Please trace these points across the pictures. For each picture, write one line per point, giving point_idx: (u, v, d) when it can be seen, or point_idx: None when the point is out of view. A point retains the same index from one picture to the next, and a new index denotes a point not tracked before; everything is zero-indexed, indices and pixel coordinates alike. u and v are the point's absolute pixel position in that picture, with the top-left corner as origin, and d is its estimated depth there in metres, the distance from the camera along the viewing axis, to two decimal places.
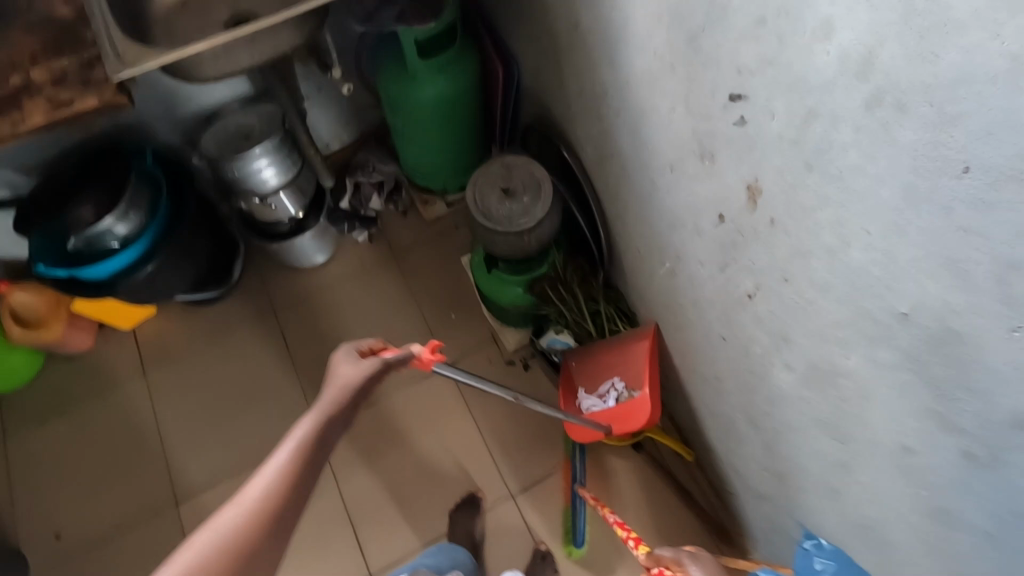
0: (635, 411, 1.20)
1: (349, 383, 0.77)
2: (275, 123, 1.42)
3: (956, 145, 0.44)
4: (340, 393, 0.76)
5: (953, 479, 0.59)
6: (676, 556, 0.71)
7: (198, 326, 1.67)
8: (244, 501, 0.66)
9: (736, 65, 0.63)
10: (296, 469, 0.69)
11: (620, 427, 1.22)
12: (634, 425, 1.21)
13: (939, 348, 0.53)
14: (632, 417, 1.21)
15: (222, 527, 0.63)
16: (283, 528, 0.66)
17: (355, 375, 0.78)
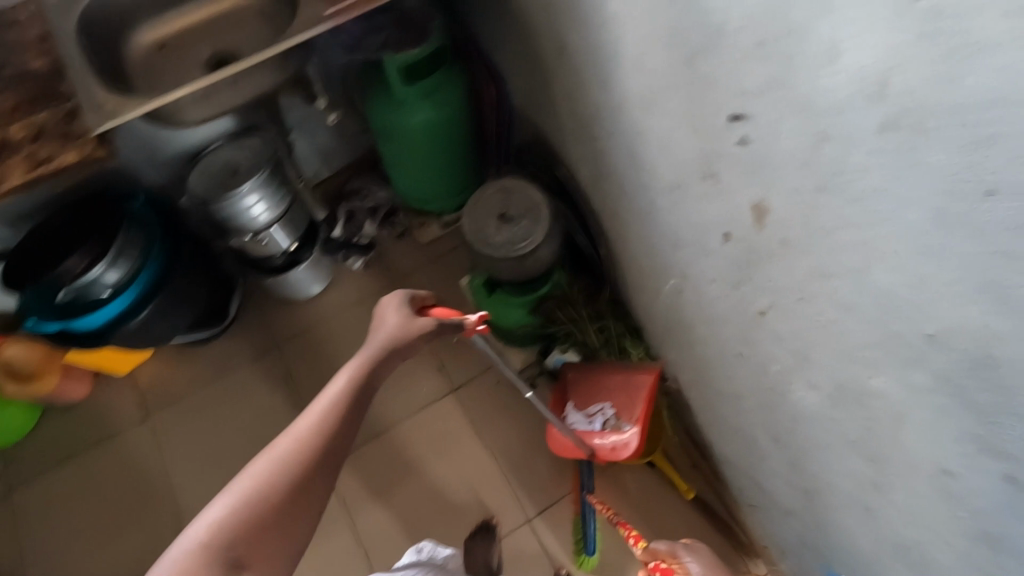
0: (620, 438, 1.19)
1: (392, 337, 0.86)
2: (263, 158, 1.39)
3: (985, 167, 0.41)
4: (384, 346, 0.84)
5: (997, 502, 0.56)
6: (671, 550, 0.93)
7: (197, 367, 1.64)
8: (298, 430, 0.72)
9: (738, 86, 0.61)
10: (345, 404, 0.76)
11: (600, 450, 1.21)
12: (615, 452, 1.20)
13: (977, 371, 0.51)
14: (615, 444, 1.19)
15: (281, 448, 0.69)
16: (334, 453, 0.71)
17: (399, 333, 0.86)
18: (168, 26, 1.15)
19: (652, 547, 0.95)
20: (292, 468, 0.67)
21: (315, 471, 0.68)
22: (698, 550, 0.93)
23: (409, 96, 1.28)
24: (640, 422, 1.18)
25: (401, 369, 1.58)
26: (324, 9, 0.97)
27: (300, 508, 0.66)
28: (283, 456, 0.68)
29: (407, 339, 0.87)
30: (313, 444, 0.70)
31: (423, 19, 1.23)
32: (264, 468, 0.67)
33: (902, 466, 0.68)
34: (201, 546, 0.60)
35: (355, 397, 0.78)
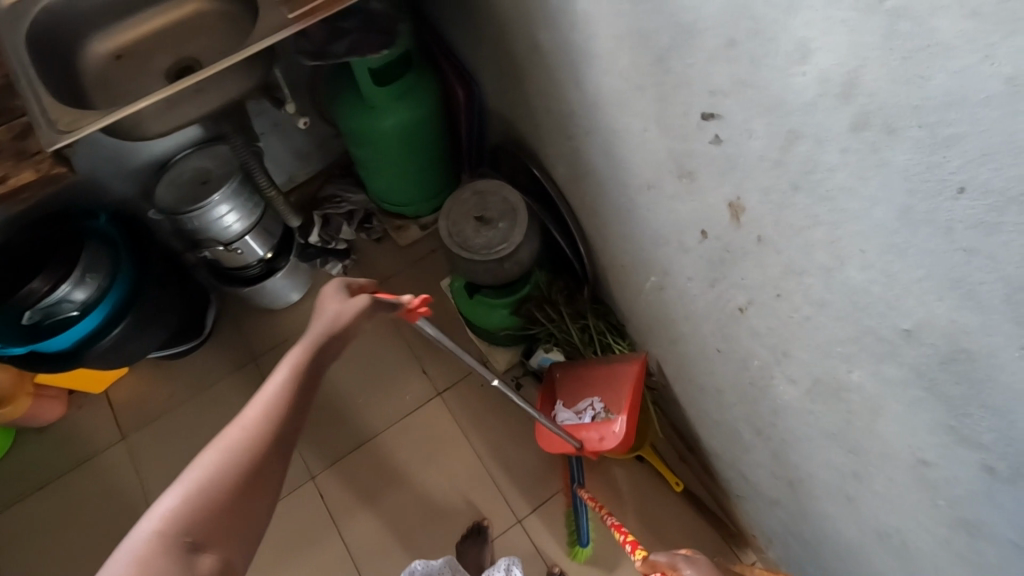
0: (609, 430, 1.19)
1: (337, 321, 0.79)
2: (233, 166, 1.36)
3: (951, 166, 0.41)
4: (329, 329, 0.78)
5: (972, 491, 0.57)
6: (672, 561, 0.85)
7: (175, 381, 1.60)
8: (245, 421, 0.68)
9: (708, 86, 0.61)
10: (292, 390, 0.72)
11: (591, 443, 1.20)
12: (606, 444, 1.19)
13: (950, 366, 0.51)
14: (605, 435, 1.19)
15: (229, 442, 0.66)
16: (285, 438, 0.69)
17: (343, 315, 0.80)
18: (126, 34, 1.11)
19: (649, 558, 0.87)
20: (243, 461, 0.65)
21: (267, 459, 0.66)
22: (700, 561, 0.85)
23: (378, 99, 1.26)
24: (627, 411, 1.17)
25: (385, 374, 1.57)
26: (286, 14, 0.94)
27: (254, 499, 0.64)
28: (232, 451, 0.65)
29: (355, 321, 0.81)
30: (262, 433, 0.67)
31: (391, 21, 1.20)
32: (212, 464, 0.64)
33: (880, 457, 0.68)
34: (156, 536, 0.58)
35: (304, 380, 0.74)
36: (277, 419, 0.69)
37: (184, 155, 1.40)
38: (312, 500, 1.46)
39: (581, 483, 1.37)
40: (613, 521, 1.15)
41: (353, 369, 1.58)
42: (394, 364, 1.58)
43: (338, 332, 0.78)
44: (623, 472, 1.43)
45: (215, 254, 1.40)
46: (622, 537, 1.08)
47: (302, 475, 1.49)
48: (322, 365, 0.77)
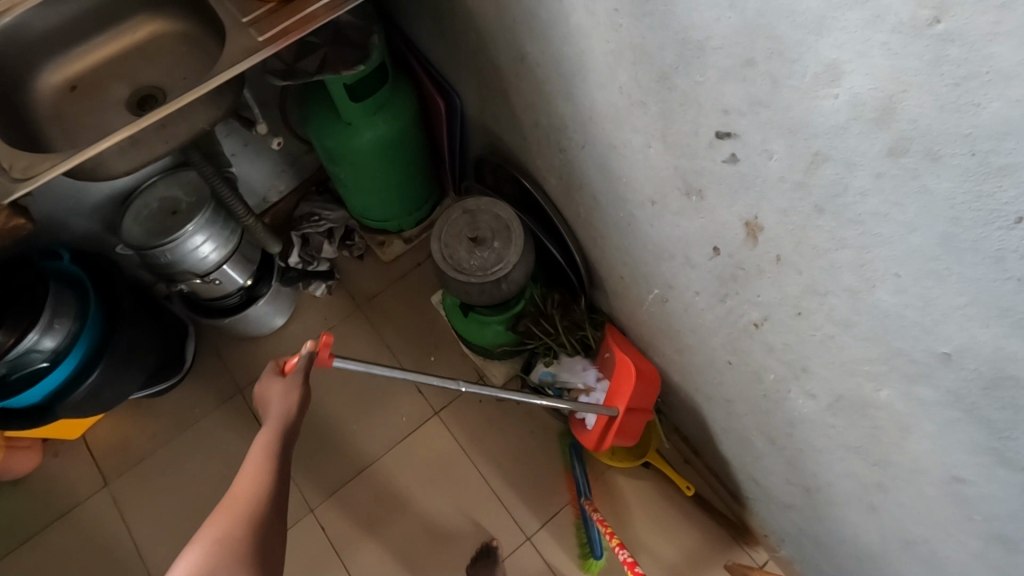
0: (623, 379, 1.15)
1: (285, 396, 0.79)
2: (204, 194, 1.29)
3: (1004, 195, 0.39)
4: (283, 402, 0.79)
5: (1012, 508, 0.56)
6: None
7: (158, 419, 1.53)
8: (238, 490, 0.70)
9: (720, 105, 0.57)
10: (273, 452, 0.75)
11: (624, 399, 1.14)
12: (631, 390, 1.13)
13: (992, 390, 0.49)
14: (624, 383, 1.14)
15: (220, 524, 0.66)
16: (277, 500, 0.71)
17: (290, 386, 0.80)
18: (79, 63, 1.03)
19: None
20: (244, 523, 0.66)
21: (269, 512, 0.69)
22: None
23: (355, 115, 1.20)
24: (620, 352, 1.16)
25: (377, 396, 1.53)
26: (255, 38, 0.88)
27: None
28: (224, 532, 0.65)
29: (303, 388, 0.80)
30: (248, 518, 0.67)
31: (364, 33, 1.14)
32: (216, 530, 0.65)
33: (909, 472, 0.67)
34: None
35: (278, 454, 0.75)
36: (260, 502, 0.69)
37: (150, 184, 1.32)
38: (312, 534, 1.41)
39: (588, 496, 1.35)
40: (626, 556, 1.13)
41: (344, 393, 1.54)
42: (387, 385, 1.54)
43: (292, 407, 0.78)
44: (629, 479, 1.41)
45: (192, 286, 1.33)
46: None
47: (299, 509, 1.43)
48: (291, 439, 0.78)
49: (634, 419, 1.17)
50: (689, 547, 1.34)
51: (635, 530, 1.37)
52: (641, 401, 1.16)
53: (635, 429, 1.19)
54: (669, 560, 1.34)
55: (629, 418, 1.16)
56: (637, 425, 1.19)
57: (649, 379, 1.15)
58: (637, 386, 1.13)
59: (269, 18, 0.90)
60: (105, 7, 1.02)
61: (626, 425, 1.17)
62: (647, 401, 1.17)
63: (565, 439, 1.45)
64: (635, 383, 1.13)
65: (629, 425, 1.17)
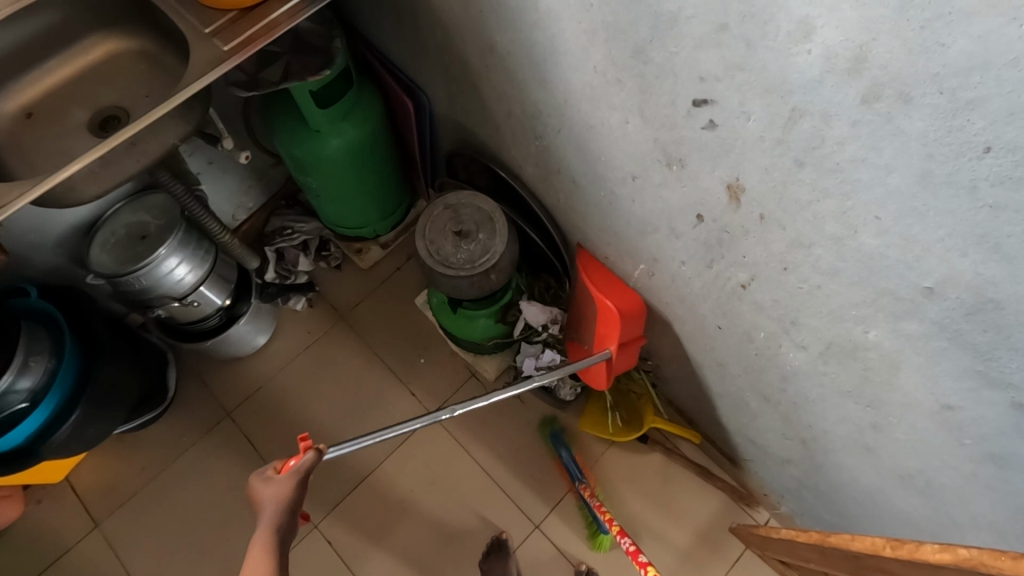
0: (608, 321, 1.09)
1: (278, 507, 0.69)
2: (174, 216, 1.25)
3: (974, 128, 0.42)
4: (273, 515, 0.69)
5: (1002, 427, 0.60)
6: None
7: (145, 453, 1.49)
8: None
9: (697, 72, 0.60)
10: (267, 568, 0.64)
11: (614, 341, 1.10)
12: (619, 332, 1.08)
13: (974, 316, 0.53)
14: (611, 327, 1.08)
15: None
16: None
17: (280, 494, 0.70)
18: (31, 90, 1.00)
19: None
20: None
21: None
22: None
23: (324, 123, 1.19)
24: (601, 294, 1.07)
25: (371, 404, 1.51)
26: (219, 47, 0.87)
27: None
28: None
29: (299, 494, 0.71)
30: None
31: (325, 38, 1.13)
32: None
33: (901, 408, 0.71)
34: None
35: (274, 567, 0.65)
36: None
37: (115, 212, 1.28)
38: (319, 549, 1.39)
39: (582, 480, 1.37)
40: (630, 546, 1.15)
41: (337, 404, 1.52)
42: (381, 393, 1.52)
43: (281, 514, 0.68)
44: (631, 457, 1.43)
45: (169, 311, 1.29)
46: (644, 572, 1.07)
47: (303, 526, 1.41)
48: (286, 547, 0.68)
49: (629, 352, 1.13)
50: (693, 514, 1.38)
51: (641, 504, 1.39)
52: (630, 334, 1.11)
53: (632, 359, 1.15)
54: (676, 530, 1.37)
55: (623, 354, 1.13)
56: (634, 354, 1.15)
57: (636, 312, 1.07)
58: (624, 326, 1.07)
59: (232, 26, 0.88)
60: (56, 30, 0.98)
61: (620, 360, 1.14)
62: (637, 331, 1.11)
63: (546, 430, 1.45)
64: (623, 325, 1.07)
65: (623, 360, 1.15)
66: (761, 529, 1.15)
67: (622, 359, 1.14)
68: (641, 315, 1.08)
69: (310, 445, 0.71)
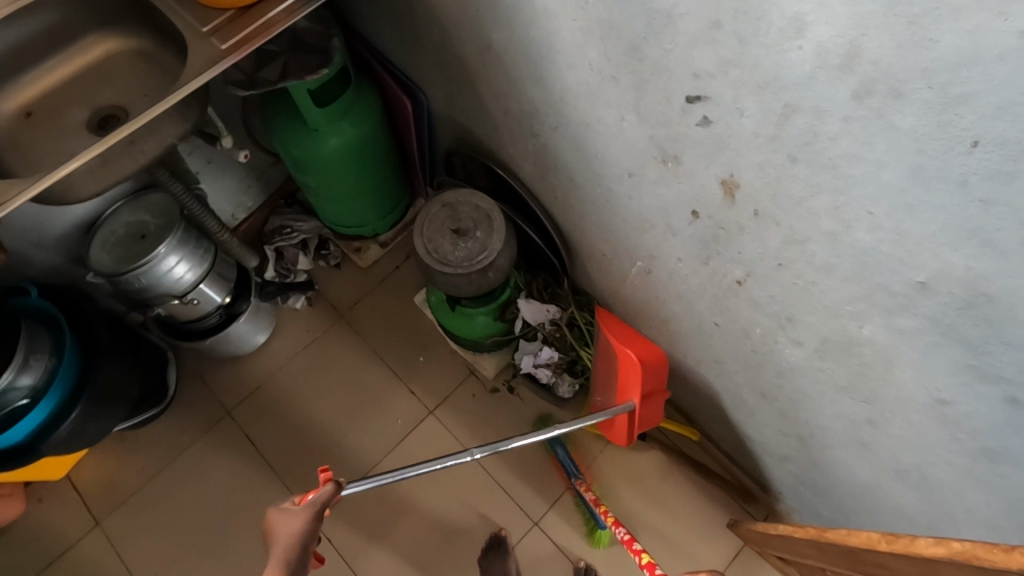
0: (629, 371, 1.12)
1: (293, 536, 0.69)
2: (173, 215, 1.26)
3: (963, 122, 0.42)
4: (288, 543, 0.68)
5: (996, 422, 0.60)
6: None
7: (145, 451, 1.49)
8: None
9: (691, 69, 0.60)
10: None
11: (635, 391, 1.11)
12: (640, 380, 1.10)
13: (967, 310, 0.53)
14: (631, 375, 1.11)
15: None
16: None
17: (297, 524, 0.70)
18: (29, 90, 1.00)
19: None
20: None
21: None
22: None
23: (322, 122, 1.19)
24: (622, 344, 1.11)
25: (370, 402, 1.52)
26: (216, 47, 0.87)
27: None
28: None
29: (314, 528, 0.70)
30: None
31: (324, 37, 1.14)
32: None
33: (897, 403, 0.71)
34: None
35: None
36: None
37: (114, 211, 1.28)
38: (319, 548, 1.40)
39: (578, 476, 1.37)
40: (625, 535, 1.16)
41: (336, 404, 1.53)
42: (381, 392, 1.53)
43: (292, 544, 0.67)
44: (630, 455, 1.43)
45: (169, 309, 1.30)
46: (639, 559, 1.08)
47: None
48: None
49: (654, 405, 1.14)
50: (692, 512, 1.38)
51: (639, 501, 1.40)
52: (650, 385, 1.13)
53: (656, 412, 1.16)
54: (674, 528, 1.37)
55: (647, 405, 1.14)
56: (657, 408, 1.16)
57: (657, 363, 1.12)
58: (645, 375, 1.10)
59: (229, 25, 0.88)
60: (55, 29, 0.99)
61: (645, 413, 1.14)
62: (658, 384, 1.14)
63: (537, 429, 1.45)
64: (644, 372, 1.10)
65: (648, 411, 1.14)
66: (759, 525, 1.16)
67: (646, 412, 1.14)
68: (661, 368, 1.13)
69: (328, 479, 0.73)
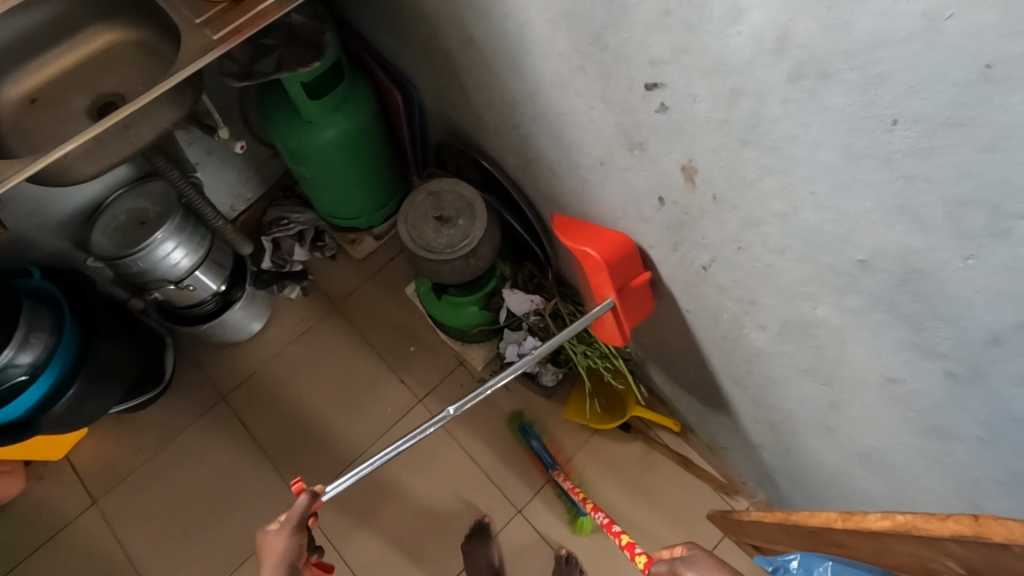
0: (596, 270, 0.97)
1: (278, 558, 0.74)
2: (171, 202, 1.30)
3: (883, 102, 0.45)
4: (272, 566, 0.74)
5: (939, 400, 0.62)
6: (672, 565, 0.68)
7: (142, 433, 1.53)
8: None
9: (648, 57, 0.63)
10: None
11: (609, 286, 0.97)
12: (610, 278, 0.95)
13: (904, 287, 0.55)
14: (599, 275, 0.96)
15: None
16: None
17: (279, 542, 0.75)
18: (35, 77, 1.05)
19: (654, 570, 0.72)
20: None
21: None
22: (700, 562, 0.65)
23: (316, 114, 1.23)
24: (580, 245, 0.97)
25: (361, 390, 1.55)
26: (209, 36, 0.91)
27: None
28: None
29: (297, 542, 0.75)
30: None
31: (317, 32, 1.18)
32: None
33: (853, 384, 0.73)
34: None
35: None
36: None
37: (116, 198, 1.33)
38: None
39: (555, 467, 1.39)
40: (604, 519, 1.19)
41: (328, 391, 1.56)
42: (372, 380, 1.56)
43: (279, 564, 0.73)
44: (613, 444, 1.46)
45: (166, 294, 1.34)
46: (618, 539, 1.10)
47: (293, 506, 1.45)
48: None
49: (636, 294, 0.99)
50: (672, 502, 1.40)
51: (621, 490, 1.42)
52: (629, 275, 0.97)
53: (640, 302, 1.01)
54: (655, 517, 1.39)
55: (628, 299, 0.99)
56: (643, 296, 1.00)
57: (623, 250, 0.94)
58: (613, 268, 0.94)
59: (222, 17, 0.93)
60: (60, 21, 1.04)
61: (630, 308, 1.01)
62: (635, 272, 0.97)
63: (514, 423, 1.48)
64: (611, 265, 0.94)
65: (632, 305, 1.00)
66: (736, 513, 1.17)
67: (631, 307, 1.01)
68: (632, 250, 0.95)
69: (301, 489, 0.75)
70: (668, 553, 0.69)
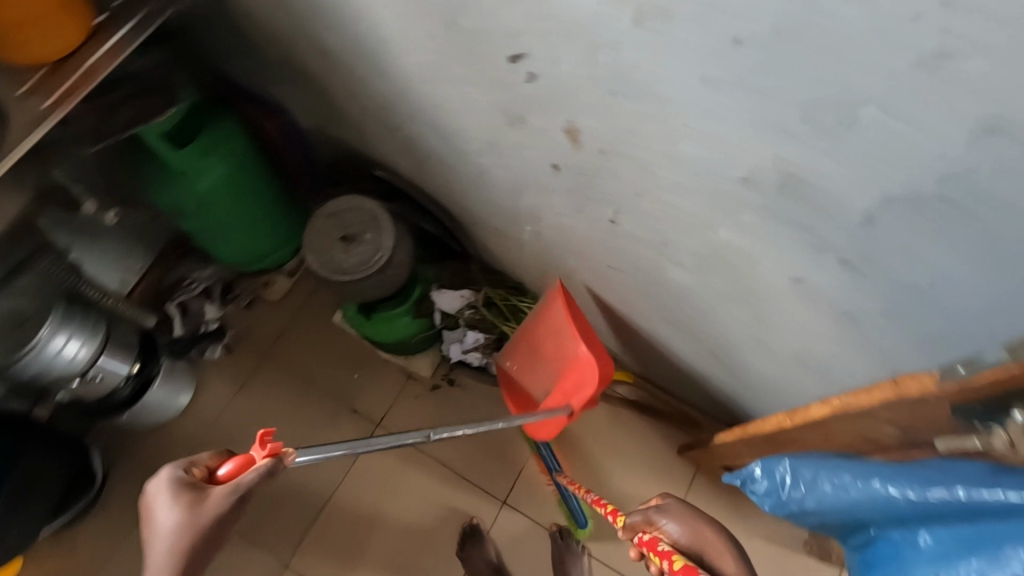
0: (581, 371, 1.10)
1: (201, 520, 0.65)
2: (49, 294, 1.18)
3: (723, 26, 0.47)
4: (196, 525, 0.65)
5: (844, 289, 0.67)
6: (646, 516, 0.74)
7: (88, 543, 1.41)
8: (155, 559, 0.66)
9: (504, 30, 0.63)
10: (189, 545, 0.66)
11: (580, 395, 1.10)
12: (588, 385, 1.09)
13: (786, 193, 0.59)
14: (584, 375, 1.09)
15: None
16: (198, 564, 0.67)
17: (205, 508, 0.65)
18: None
19: (628, 522, 0.78)
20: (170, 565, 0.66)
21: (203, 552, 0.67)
22: (673, 508, 0.72)
23: (187, 161, 1.15)
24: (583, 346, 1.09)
25: (316, 431, 1.49)
26: (37, 107, 0.83)
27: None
28: None
29: (231, 508, 0.66)
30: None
31: (165, 78, 1.11)
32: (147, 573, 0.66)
33: (769, 295, 0.78)
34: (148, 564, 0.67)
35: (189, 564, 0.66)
36: None
37: None
38: None
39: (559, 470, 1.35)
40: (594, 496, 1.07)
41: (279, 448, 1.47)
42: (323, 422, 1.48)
43: (195, 526, 0.65)
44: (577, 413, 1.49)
45: (73, 391, 1.23)
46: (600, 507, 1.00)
47: (274, 567, 1.38)
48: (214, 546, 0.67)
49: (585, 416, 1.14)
50: (644, 450, 1.45)
51: (595, 454, 1.46)
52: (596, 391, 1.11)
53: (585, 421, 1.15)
54: (632, 469, 1.44)
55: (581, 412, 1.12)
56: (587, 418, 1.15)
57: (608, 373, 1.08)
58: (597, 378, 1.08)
59: (46, 83, 0.84)
60: None
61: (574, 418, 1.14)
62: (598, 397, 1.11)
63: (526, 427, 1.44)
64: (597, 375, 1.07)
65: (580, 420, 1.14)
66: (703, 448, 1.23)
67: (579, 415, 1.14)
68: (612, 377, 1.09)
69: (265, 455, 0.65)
70: (643, 506, 0.75)
